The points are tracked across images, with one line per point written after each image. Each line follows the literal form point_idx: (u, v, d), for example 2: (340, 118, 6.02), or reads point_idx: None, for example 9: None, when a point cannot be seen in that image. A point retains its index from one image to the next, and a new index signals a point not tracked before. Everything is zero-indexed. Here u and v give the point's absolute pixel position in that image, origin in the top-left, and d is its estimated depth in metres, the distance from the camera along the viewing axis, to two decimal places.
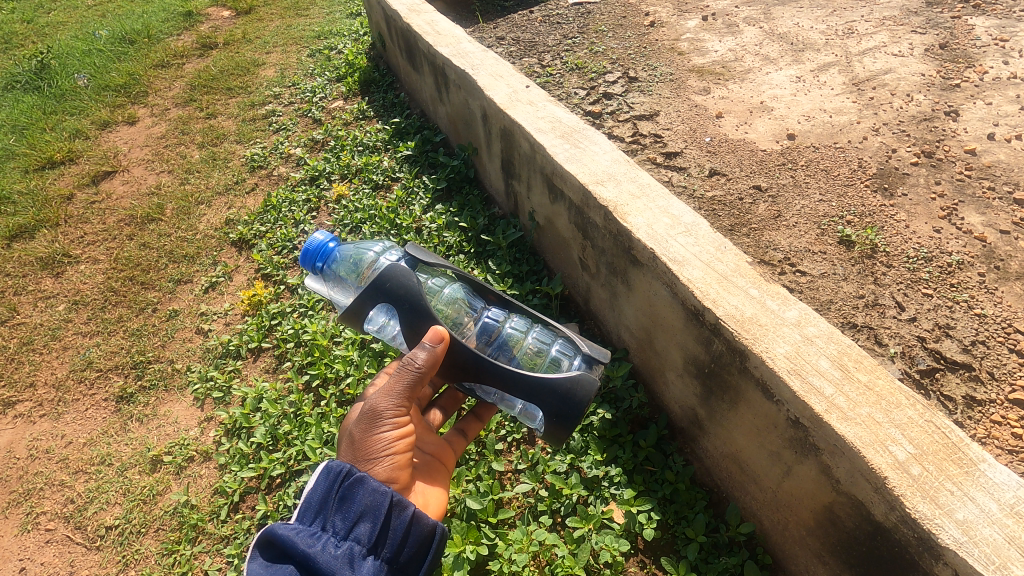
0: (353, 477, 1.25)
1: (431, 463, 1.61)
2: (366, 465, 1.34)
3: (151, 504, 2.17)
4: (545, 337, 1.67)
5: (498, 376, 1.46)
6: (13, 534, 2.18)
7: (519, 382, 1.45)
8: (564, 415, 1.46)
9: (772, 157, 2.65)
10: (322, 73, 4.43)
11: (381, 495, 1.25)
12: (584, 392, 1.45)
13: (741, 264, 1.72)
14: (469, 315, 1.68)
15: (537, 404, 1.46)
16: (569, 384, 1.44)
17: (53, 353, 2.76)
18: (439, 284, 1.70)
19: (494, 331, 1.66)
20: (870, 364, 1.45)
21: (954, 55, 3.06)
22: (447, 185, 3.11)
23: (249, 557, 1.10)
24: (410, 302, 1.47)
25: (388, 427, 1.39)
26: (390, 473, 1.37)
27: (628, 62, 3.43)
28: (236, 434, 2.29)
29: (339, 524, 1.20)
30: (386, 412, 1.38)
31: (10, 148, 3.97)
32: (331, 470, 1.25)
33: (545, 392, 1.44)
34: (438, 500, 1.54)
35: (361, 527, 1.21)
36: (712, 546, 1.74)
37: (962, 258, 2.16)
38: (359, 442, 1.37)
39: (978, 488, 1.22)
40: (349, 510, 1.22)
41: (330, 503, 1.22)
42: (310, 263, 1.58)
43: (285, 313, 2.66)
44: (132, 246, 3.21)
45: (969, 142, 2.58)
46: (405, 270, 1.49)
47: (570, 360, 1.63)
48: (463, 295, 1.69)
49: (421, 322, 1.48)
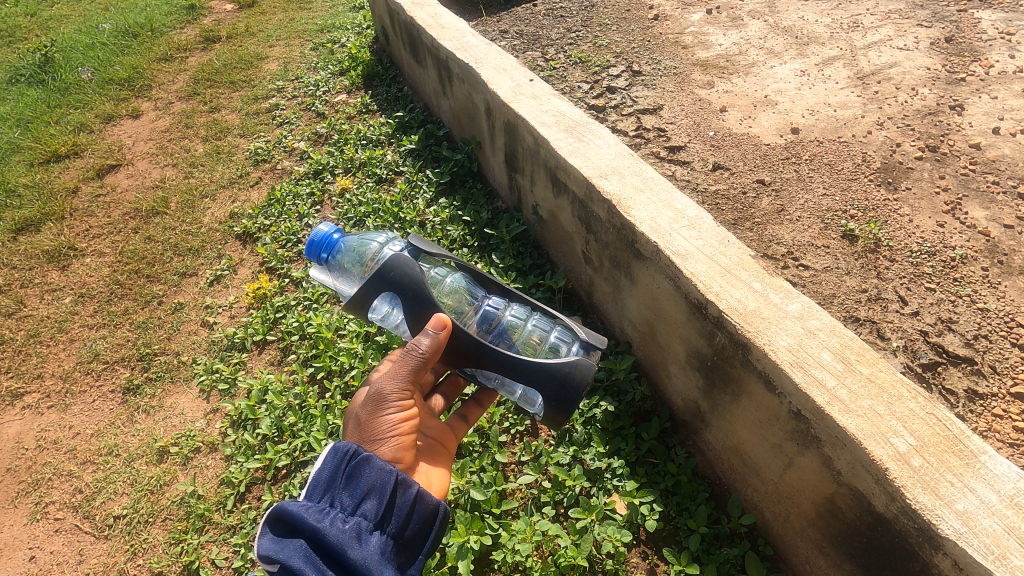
0: (359, 457, 1.26)
1: (434, 447, 1.63)
2: (372, 445, 1.37)
3: (159, 494, 2.20)
4: (544, 324, 1.68)
5: (499, 362, 1.47)
6: (22, 523, 2.21)
7: (517, 368, 1.46)
8: (563, 400, 1.46)
9: (776, 151, 2.65)
10: (325, 66, 4.44)
11: (387, 473, 1.26)
12: (583, 375, 1.46)
13: (745, 257, 1.73)
14: (471, 303, 1.70)
15: (537, 388, 1.46)
16: (567, 369, 1.45)
17: (60, 345, 2.78)
18: (441, 273, 1.72)
19: (494, 319, 1.67)
20: (872, 357, 1.46)
21: (960, 48, 3.05)
22: (450, 179, 3.12)
23: (261, 533, 1.13)
24: (413, 292, 1.49)
25: (392, 410, 1.40)
26: (395, 453, 1.39)
27: (631, 56, 3.42)
28: (242, 425, 2.32)
29: (346, 500, 1.21)
30: (391, 395, 1.39)
31: (16, 141, 3.99)
32: (338, 450, 1.26)
33: (544, 377, 1.45)
34: (441, 480, 1.56)
35: (368, 504, 1.22)
36: (714, 537, 1.75)
37: (966, 252, 2.17)
38: (365, 424, 1.38)
39: (978, 479, 1.23)
40: (356, 487, 1.23)
41: (338, 481, 1.23)
42: (316, 254, 1.60)
43: (289, 306, 2.68)
44: (137, 239, 3.23)
45: (974, 137, 2.57)
46: (408, 260, 1.51)
47: (569, 346, 1.65)
48: (465, 284, 1.70)
49: (424, 311, 1.49)
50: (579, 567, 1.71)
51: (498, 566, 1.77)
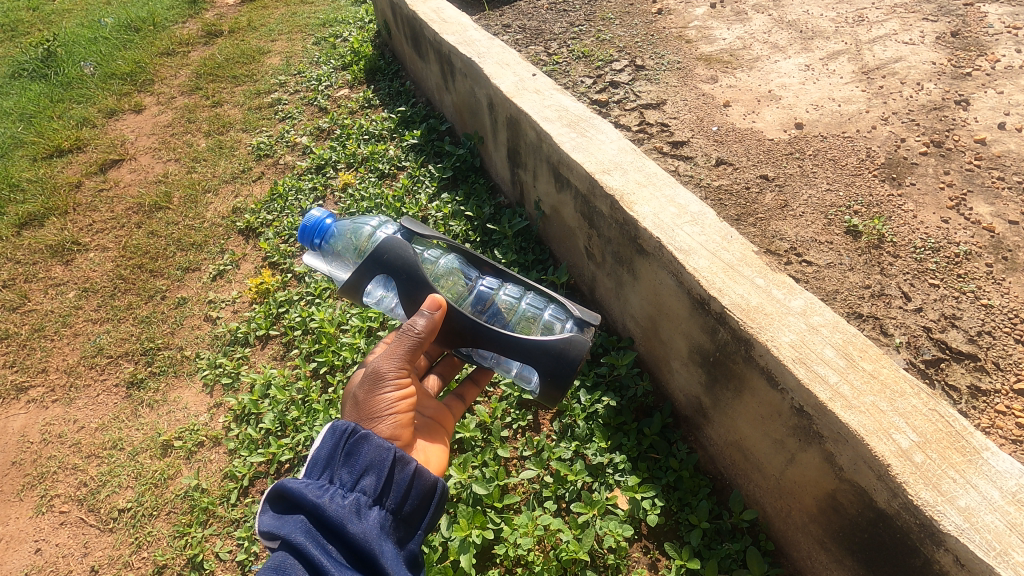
0: (358, 434, 1.28)
1: (431, 425, 1.65)
2: (370, 423, 1.38)
3: (163, 488, 2.21)
4: (538, 303, 1.68)
5: (494, 341, 1.49)
6: (28, 516, 2.22)
7: (512, 345, 1.47)
8: (558, 375, 1.47)
9: (779, 146, 2.64)
10: (327, 61, 4.42)
11: (385, 450, 1.28)
12: (578, 351, 1.46)
13: (747, 253, 1.73)
14: (465, 284, 1.71)
15: (534, 365, 1.48)
16: (562, 345, 1.45)
17: (64, 339, 2.79)
18: (434, 255, 1.73)
19: (488, 299, 1.70)
20: (875, 353, 1.46)
21: (966, 43, 3.02)
22: (453, 174, 3.12)
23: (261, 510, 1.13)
24: (408, 273, 1.49)
25: (390, 388, 1.42)
26: (394, 431, 1.40)
27: (635, 51, 3.40)
28: (246, 419, 2.32)
29: (345, 477, 1.22)
30: (388, 374, 1.41)
31: (18, 136, 3.99)
32: (337, 428, 1.28)
33: (539, 353, 1.46)
34: (440, 457, 1.58)
35: (366, 480, 1.23)
36: (715, 532, 1.76)
37: (970, 248, 2.16)
38: (362, 403, 1.40)
39: (981, 475, 1.23)
40: (355, 464, 1.24)
41: (337, 458, 1.24)
42: (309, 239, 1.62)
43: (292, 301, 2.68)
44: (141, 234, 3.23)
45: (979, 132, 2.56)
46: (401, 242, 1.51)
47: (563, 324, 1.63)
48: (458, 265, 1.71)
49: (418, 292, 1.49)
50: (581, 561, 1.72)
51: (500, 560, 1.78)
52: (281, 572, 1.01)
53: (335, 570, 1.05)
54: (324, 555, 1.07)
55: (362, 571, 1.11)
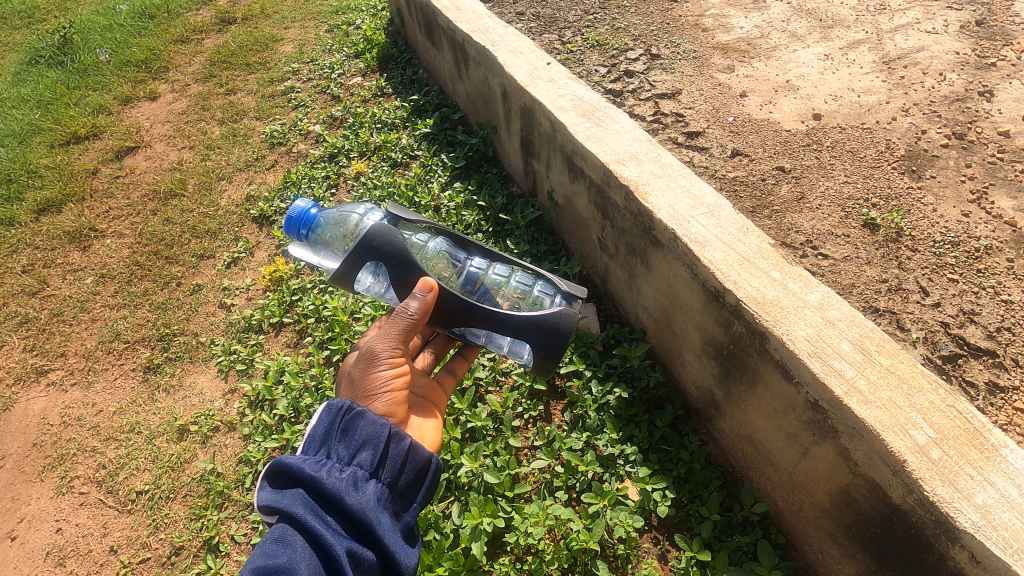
0: (353, 411, 1.29)
1: (425, 402, 1.67)
2: (366, 401, 1.39)
3: (179, 471, 2.25)
4: (526, 280, 1.73)
5: (487, 319, 1.52)
6: (49, 496, 2.27)
7: (504, 322, 1.51)
8: (551, 348, 1.53)
9: (796, 138, 2.60)
10: (340, 48, 4.41)
11: (380, 426, 1.29)
12: (569, 324, 1.51)
13: (763, 246, 1.72)
14: (453, 266, 1.71)
15: (526, 339, 1.52)
16: (553, 318, 1.50)
17: (82, 324, 2.83)
18: (422, 239, 1.72)
19: (477, 280, 1.69)
20: (892, 348, 1.44)
21: (991, 32, 2.96)
22: (465, 163, 3.11)
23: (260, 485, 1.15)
24: (398, 258, 1.51)
25: (385, 367, 1.42)
26: (389, 408, 1.42)
27: (650, 39, 3.36)
28: (260, 406, 2.35)
29: (342, 452, 1.23)
30: (383, 353, 1.41)
31: (36, 123, 4.03)
32: (332, 407, 1.29)
33: (532, 328, 1.50)
34: (434, 433, 1.60)
35: (363, 454, 1.24)
36: (726, 525, 1.76)
37: (990, 243, 2.12)
38: (357, 381, 1.41)
39: (999, 472, 1.22)
40: (351, 440, 1.25)
41: (333, 435, 1.25)
42: (295, 231, 1.65)
43: (306, 289, 2.71)
44: (156, 221, 3.26)
45: (1003, 124, 2.51)
46: (391, 228, 1.52)
47: (552, 298, 1.71)
48: (446, 249, 1.71)
49: (409, 276, 1.51)
50: (591, 550, 1.73)
51: (510, 548, 1.80)
52: (283, 544, 1.06)
53: (335, 540, 1.07)
54: (324, 527, 1.09)
55: (361, 540, 1.13)
